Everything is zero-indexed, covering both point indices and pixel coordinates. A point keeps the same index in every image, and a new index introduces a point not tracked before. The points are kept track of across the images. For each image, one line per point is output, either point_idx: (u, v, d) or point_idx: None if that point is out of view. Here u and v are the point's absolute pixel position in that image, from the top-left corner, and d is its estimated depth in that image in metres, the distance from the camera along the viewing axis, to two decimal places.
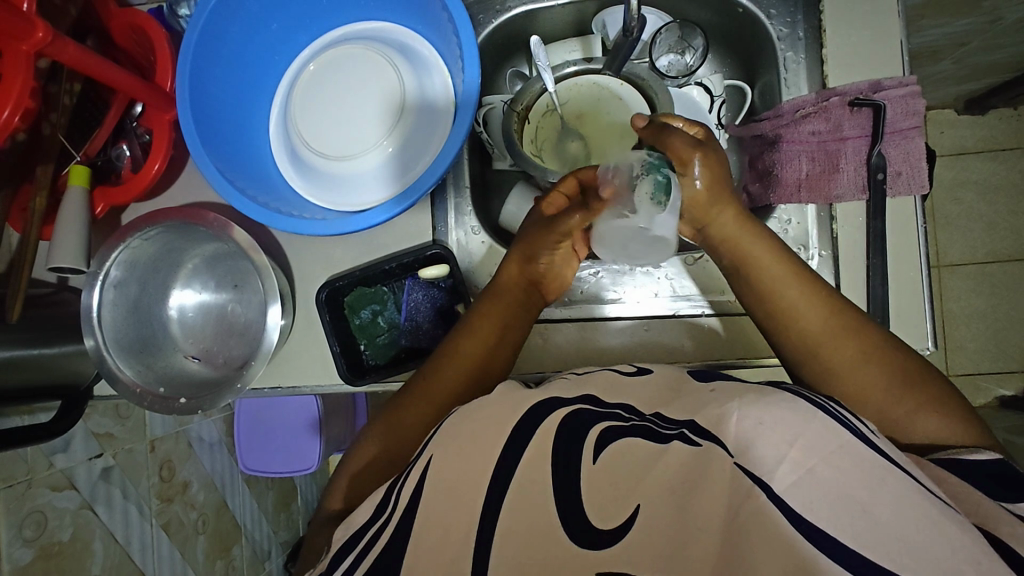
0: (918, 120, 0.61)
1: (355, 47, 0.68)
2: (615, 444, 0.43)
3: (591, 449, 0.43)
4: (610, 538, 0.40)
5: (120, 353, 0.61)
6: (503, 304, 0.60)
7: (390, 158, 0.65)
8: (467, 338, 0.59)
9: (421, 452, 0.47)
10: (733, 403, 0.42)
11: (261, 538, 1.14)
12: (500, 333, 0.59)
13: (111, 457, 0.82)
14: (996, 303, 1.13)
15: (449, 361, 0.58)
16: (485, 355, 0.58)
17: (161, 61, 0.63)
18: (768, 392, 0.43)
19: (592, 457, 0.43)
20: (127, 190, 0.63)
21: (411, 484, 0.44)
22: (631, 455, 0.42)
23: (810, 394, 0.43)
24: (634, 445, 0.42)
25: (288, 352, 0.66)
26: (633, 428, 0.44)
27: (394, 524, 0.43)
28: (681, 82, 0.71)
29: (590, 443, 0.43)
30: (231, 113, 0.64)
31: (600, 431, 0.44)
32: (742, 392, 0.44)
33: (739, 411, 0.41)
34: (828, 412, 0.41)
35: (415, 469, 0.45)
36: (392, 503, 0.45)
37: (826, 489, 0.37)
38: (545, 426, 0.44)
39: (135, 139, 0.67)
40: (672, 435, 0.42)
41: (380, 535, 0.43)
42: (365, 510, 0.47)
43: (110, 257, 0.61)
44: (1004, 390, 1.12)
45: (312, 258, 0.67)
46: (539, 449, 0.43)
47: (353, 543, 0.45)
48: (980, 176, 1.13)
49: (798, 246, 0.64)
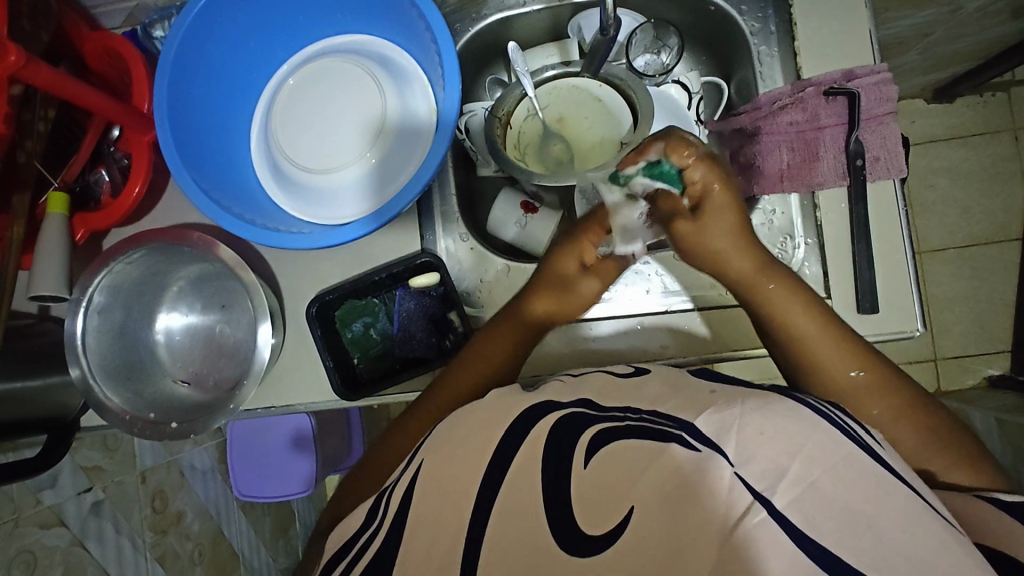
0: (892, 105, 0.62)
1: (334, 61, 0.68)
2: (609, 447, 0.40)
3: (583, 454, 0.41)
4: (599, 545, 0.37)
5: (107, 380, 0.60)
6: (514, 329, 0.60)
7: (374, 170, 0.65)
8: (445, 383, 0.58)
9: (412, 457, 0.47)
10: (735, 409, 0.41)
11: (260, 566, 1.10)
12: (508, 357, 0.59)
13: (101, 491, 0.81)
14: (976, 285, 1.15)
15: (456, 378, 0.58)
16: (499, 373, 0.58)
17: (138, 80, 0.63)
18: (761, 399, 0.42)
19: (582, 460, 0.40)
20: (108, 215, 0.62)
21: (403, 488, 0.45)
22: (625, 456, 0.40)
23: (810, 401, 0.43)
24: (626, 446, 0.40)
25: (280, 370, 0.65)
26: (629, 429, 0.42)
27: (385, 530, 0.43)
28: (659, 80, 0.73)
29: (581, 449, 0.41)
30: (211, 133, 0.64)
31: (596, 432, 0.42)
32: (741, 398, 0.43)
33: (740, 419, 0.40)
34: (828, 419, 0.41)
35: (404, 478, 0.46)
36: (382, 510, 0.45)
37: (831, 489, 0.36)
38: (535, 434, 0.43)
39: (114, 163, 0.66)
40: (671, 437, 0.39)
41: (376, 534, 0.44)
42: (359, 514, 0.48)
43: (92, 283, 0.60)
44: (992, 369, 1.13)
45: (299, 272, 0.66)
46: (530, 456, 0.42)
47: (349, 546, 0.46)
48: (951, 162, 1.16)
49: (785, 235, 0.65)
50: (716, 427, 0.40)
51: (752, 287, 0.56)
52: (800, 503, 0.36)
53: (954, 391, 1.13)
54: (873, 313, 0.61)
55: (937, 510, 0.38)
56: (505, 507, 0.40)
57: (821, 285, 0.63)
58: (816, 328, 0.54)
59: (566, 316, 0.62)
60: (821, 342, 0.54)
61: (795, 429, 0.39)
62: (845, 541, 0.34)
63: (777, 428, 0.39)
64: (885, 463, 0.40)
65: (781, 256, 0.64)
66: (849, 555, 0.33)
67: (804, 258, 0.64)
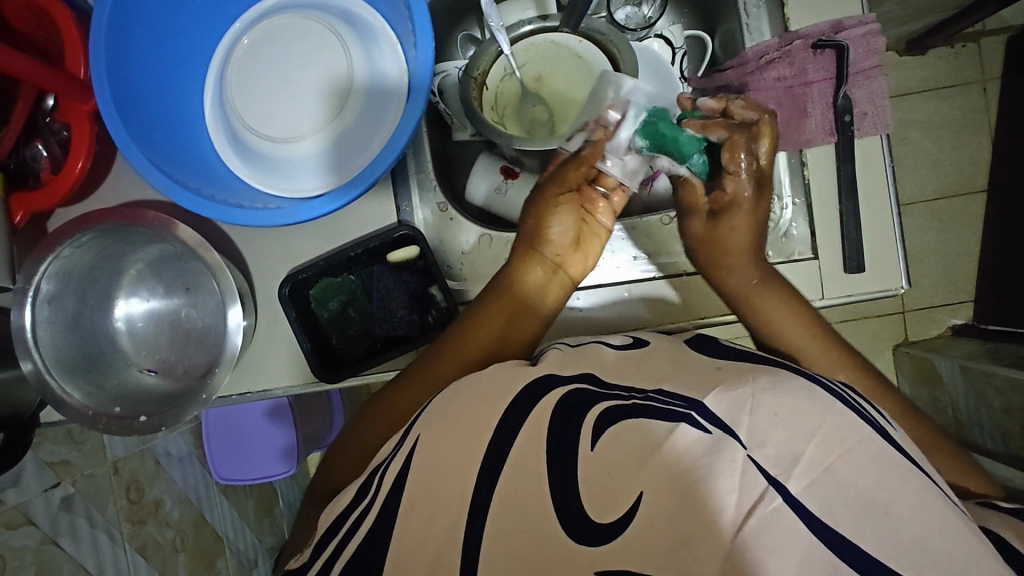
0: (879, 58, 0.62)
1: (292, 18, 0.62)
2: (615, 427, 0.39)
3: (589, 436, 0.39)
4: (608, 535, 0.36)
5: (64, 373, 0.56)
6: (507, 302, 0.57)
7: (343, 137, 0.60)
8: (439, 360, 0.55)
9: (409, 430, 0.45)
10: (746, 386, 0.41)
11: (246, 547, 1.08)
12: (502, 332, 0.56)
13: (70, 485, 0.77)
14: (945, 237, 1.16)
15: (444, 355, 0.55)
16: (502, 341, 0.56)
17: (70, 42, 0.56)
18: (770, 378, 0.42)
19: (589, 443, 0.39)
20: (49, 194, 0.57)
21: (395, 469, 0.42)
22: (633, 438, 0.38)
23: (822, 381, 0.43)
24: (634, 427, 0.39)
25: (254, 354, 0.62)
26: (635, 406, 0.40)
27: (376, 509, 0.42)
28: (641, 34, 0.68)
29: (586, 429, 0.40)
30: (160, 101, 0.58)
31: (603, 409, 0.40)
32: (752, 374, 0.42)
33: (753, 399, 0.40)
34: (841, 401, 0.41)
35: (398, 458, 0.43)
36: (374, 488, 0.43)
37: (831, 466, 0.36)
38: (540, 409, 0.41)
39: (52, 136, 0.60)
40: (681, 416, 0.38)
41: (367, 515, 0.42)
42: (348, 493, 0.46)
43: (38, 270, 0.55)
44: (957, 319, 1.16)
45: (268, 251, 0.62)
46: (533, 435, 0.40)
47: (338, 525, 0.44)
48: (923, 115, 1.15)
49: (773, 196, 0.62)
50: (725, 407, 0.39)
51: (745, 293, 0.58)
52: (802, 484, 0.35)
53: (921, 342, 1.17)
54: (859, 273, 0.60)
55: (947, 495, 0.39)
56: (504, 495, 0.38)
57: (809, 245, 0.62)
58: (805, 327, 0.57)
59: (570, 272, 0.60)
60: (809, 342, 0.56)
61: (801, 411, 0.39)
62: (864, 532, 0.34)
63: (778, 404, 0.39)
64: (897, 445, 0.40)
65: (770, 217, 0.62)
66: (869, 547, 0.33)
67: (792, 218, 0.62)
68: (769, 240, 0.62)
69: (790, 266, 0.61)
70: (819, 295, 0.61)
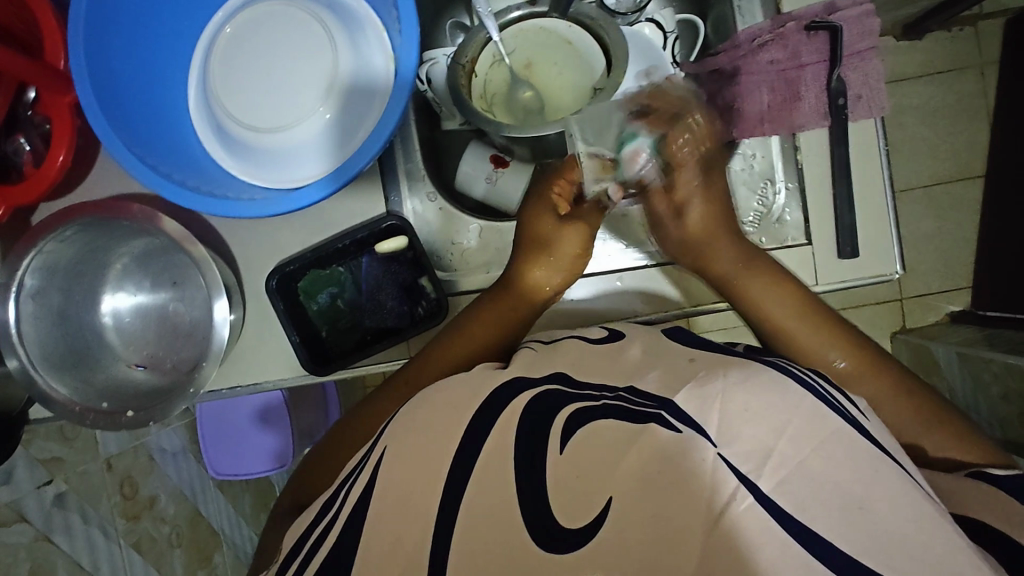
0: (875, 39, 0.61)
1: (275, 6, 0.61)
2: (582, 432, 0.38)
3: (558, 440, 0.39)
4: (579, 540, 0.35)
5: (51, 369, 0.55)
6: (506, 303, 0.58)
7: (329, 127, 0.60)
8: (432, 359, 0.55)
9: (374, 445, 0.45)
10: (718, 383, 0.40)
11: (242, 542, 1.07)
12: (497, 331, 0.57)
13: (63, 482, 0.78)
14: (941, 224, 1.15)
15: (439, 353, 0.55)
16: (492, 339, 0.57)
17: (48, 32, 0.55)
18: (755, 371, 0.41)
19: (558, 447, 0.38)
20: (29, 188, 0.56)
21: (362, 481, 0.42)
22: (604, 440, 0.38)
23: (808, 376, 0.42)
24: (606, 429, 0.38)
25: (242, 349, 0.61)
26: (605, 409, 0.40)
27: (344, 518, 0.41)
28: (632, 18, 0.68)
29: (557, 431, 0.39)
30: (141, 91, 0.57)
31: (569, 413, 0.40)
32: (726, 369, 0.41)
33: (735, 393, 0.39)
34: (823, 399, 0.40)
35: (367, 467, 0.43)
36: (340, 501, 0.43)
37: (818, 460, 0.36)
38: (511, 409, 0.41)
39: (34, 129, 0.59)
40: (651, 416, 0.38)
41: (334, 525, 0.42)
42: (316, 506, 0.45)
43: (21, 265, 0.54)
44: (953, 306, 1.16)
45: (255, 242, 0.61)
46: (505, 440, 0.40)
47: (305, 539, 0.43)
48: (918, 101, 1.14)
49: (764, 181, 0.63)
50: (698, 404, 0.39)
51: (732, 277, 0.58)
52: (787, 483, 0.35)
53: (919, 329, 1.16)
54: (853, 258, 0.60)
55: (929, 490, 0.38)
56: (490, 491, 0.38)
57: (803, 231, 0.61)
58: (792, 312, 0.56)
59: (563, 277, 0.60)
60: (801, 327, 0.55)
61: (787, 404, 0.38)
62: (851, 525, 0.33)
63: (765, 397, 0.39)
64: (876, 438, 0.39)
65: (761, 203, 0.62)
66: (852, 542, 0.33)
67: (785, 204, 0.62)
68: (763, 226, 0.62)
69: (784, 251, 0.61)
70: (813, 281, 0.61)
